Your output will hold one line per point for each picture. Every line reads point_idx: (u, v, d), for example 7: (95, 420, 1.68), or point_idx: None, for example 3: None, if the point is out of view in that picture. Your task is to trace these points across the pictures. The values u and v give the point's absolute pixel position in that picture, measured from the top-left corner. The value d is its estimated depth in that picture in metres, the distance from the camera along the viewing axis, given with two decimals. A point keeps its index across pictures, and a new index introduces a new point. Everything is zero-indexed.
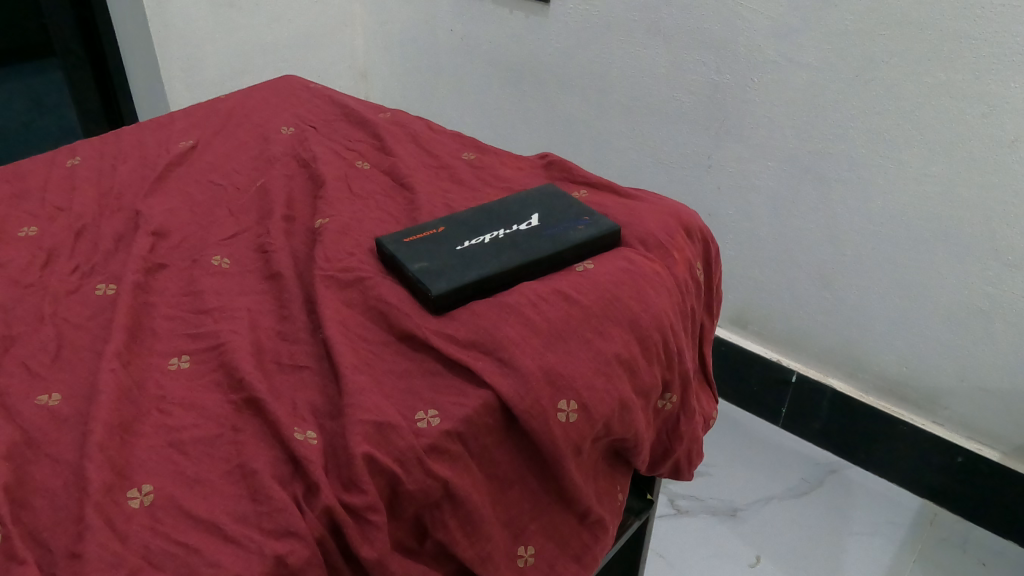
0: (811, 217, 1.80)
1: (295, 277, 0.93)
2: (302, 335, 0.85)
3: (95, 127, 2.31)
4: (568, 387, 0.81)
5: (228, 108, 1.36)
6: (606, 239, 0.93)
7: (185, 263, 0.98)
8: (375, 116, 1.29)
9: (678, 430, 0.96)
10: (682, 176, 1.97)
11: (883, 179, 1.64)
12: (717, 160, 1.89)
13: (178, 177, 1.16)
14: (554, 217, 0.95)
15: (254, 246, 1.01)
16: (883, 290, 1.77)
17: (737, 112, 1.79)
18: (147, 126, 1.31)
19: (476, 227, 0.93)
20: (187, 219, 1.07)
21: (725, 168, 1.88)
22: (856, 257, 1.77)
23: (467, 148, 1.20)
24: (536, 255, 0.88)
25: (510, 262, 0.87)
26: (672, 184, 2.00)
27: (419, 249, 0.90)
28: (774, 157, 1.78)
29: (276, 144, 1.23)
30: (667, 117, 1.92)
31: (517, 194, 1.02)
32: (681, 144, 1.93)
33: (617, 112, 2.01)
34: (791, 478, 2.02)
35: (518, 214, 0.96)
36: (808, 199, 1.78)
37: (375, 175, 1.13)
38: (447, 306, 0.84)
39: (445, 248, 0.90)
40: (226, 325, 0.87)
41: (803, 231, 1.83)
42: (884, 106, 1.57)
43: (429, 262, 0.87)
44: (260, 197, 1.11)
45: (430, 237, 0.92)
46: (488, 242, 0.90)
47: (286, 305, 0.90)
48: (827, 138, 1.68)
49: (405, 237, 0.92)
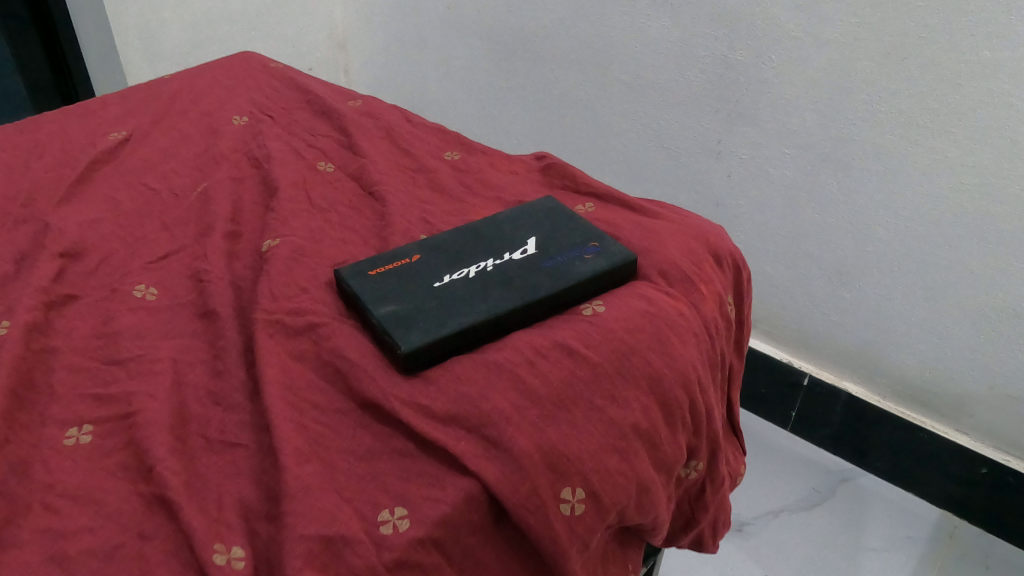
0: (829, 209, 1.55)
1: (234, 315, 0.75)
2: (237, 398, 0.68)
3: (47, 101, 2.07)
4: (573, 472, 0.63)
5: (172, 91, 1.16)
6: (618, 272, 0.75)
7: (100, 293, 0.80)
8: (343, 105, 1.10)
9: (703, 500, 0.80)
10: (688, 163, 1.74)
11: (913, 168, 1.39)
12: (728, 145, 1.64)
13: (104, 179, 0.97)
14: (554, 242, 0.77)
15: (187, 271, 0.82)
16: (907, 286, 1.53)
17: (752, 94, 1.54)
18: (76, 114, 1.12)
19: (458, 256, 0.75)
20: (109, 233, 0.88)
21: (737, 155, 1.64)
22: (879, 255, 1.53)
23: (451, 145, 1.01)
24: (531, 295, 0.70)
25: (497, 305, 0.69)
26: (675, 173, 1.77)
27: (388, 286, 0.72)
28: (792, 144, 1.54)
29: (224, 138, 1.04)
30: (671, 99, 1.68)
31: (510, 210, 0.84)
32: (688, 128, 1.69)
33: (617, 92, 1.78)
34: (802, 488, 1.78)
35: (511, 237, 0.78)
36: (828, 190, 1.53)
37: (340, 179, 0.94)
38: (421, 365, 0.66)
39: (420, 284, 0.72)
40: (142, 382, 0.69)
41: (820, 224, 1.59)
42: (919, 88, 1.32)
43: (398, 305, 0.69)
44: (200, 205, 0.92)
45: (401, 269, 0.74)
46: (473, 276, 0.72)
47: (221, 354, 0.72)
48: (851, 125, 1.43)
49: (370, 269, 0.74)
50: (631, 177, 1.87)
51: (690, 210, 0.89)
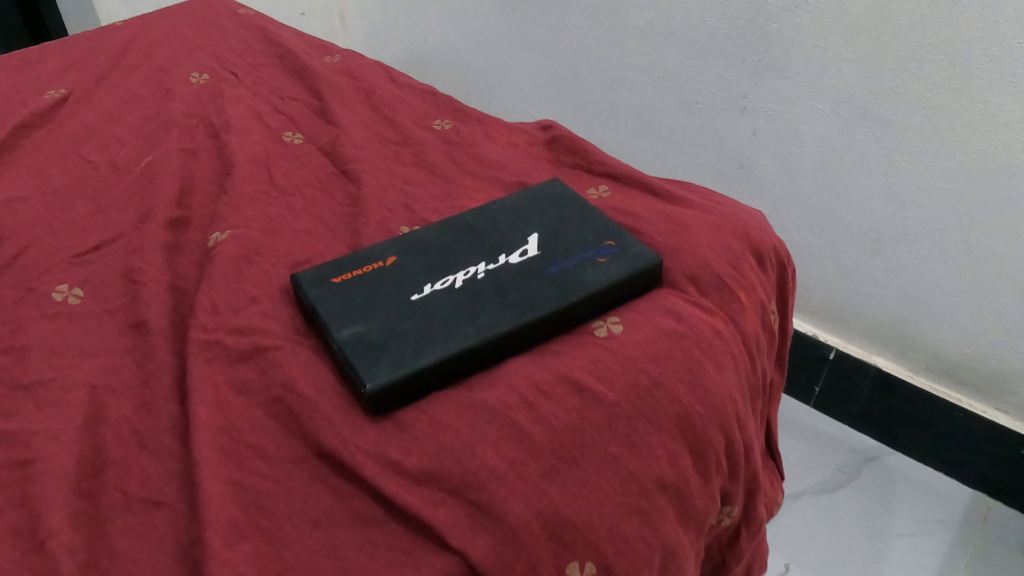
0: (863, 166, 1.18)
1: (170, 330, 0.62)
2: (167, 439, 0.54)
3: None
4: (582, 543, 0.50)
5: (123, 40, 1.01)
6: (640, 279, 0.61)
7: (13, 294, 0.66)
8: (319, 62, 0.95)
9: (737, 546, 0.67)
10: (712, 122, 1.36)
11: (969, 119, 1.03)
12: (754, 101, 1.27)
13: (33, 148, 0.83)
14: (561, 241, 0.63)
15: (120, 268, 0.69)
16: (948, 241, 1.15)
17: (784, 42, 1.18)
18: (11, 66, 0.96)
19: (442, 260, 0.61)
20: (30, 217, 0.74)
21: (764, 111, 1.26)
22: (918, 216, 1.16)
23: (441, 110, 0.87)
24: (531, 312, 0.56)
25: (490, 325, 0.55)
26: (691, 133, 1.41)
27: (354, 298, 0.58)
28: (825, 97, 1.17)
29: (178, 100, 0.89)
30: (694, 49, 1.31)
31: (509, 197, 0.69)
32: (710, 83, 1.32)
33: (635, 41, 1.41)
34: (820, 468, 1.37)
35: (508, 234, 0.64)
36: (866, 148, 1.16)
37: (308, 153, 0.79)
38: (393, 404, 0.53)
39: (395, 297, 0.58)
40: (50, 415, 0.56)
41: (850, 183, 1.21)
42: (983, 24, 0.97)
43: (365, 324, 0.56)
44: (142, 182, 0.78)
45: (372, 276, 0.60)
46: (460, 285, 0.59)
47: (150, 380, 0.59)
48: (896, 80, 1.08)
49: (334, 275, 0.60)
50: (647, 132, 1.49)
51: (725, 197, 0.75)
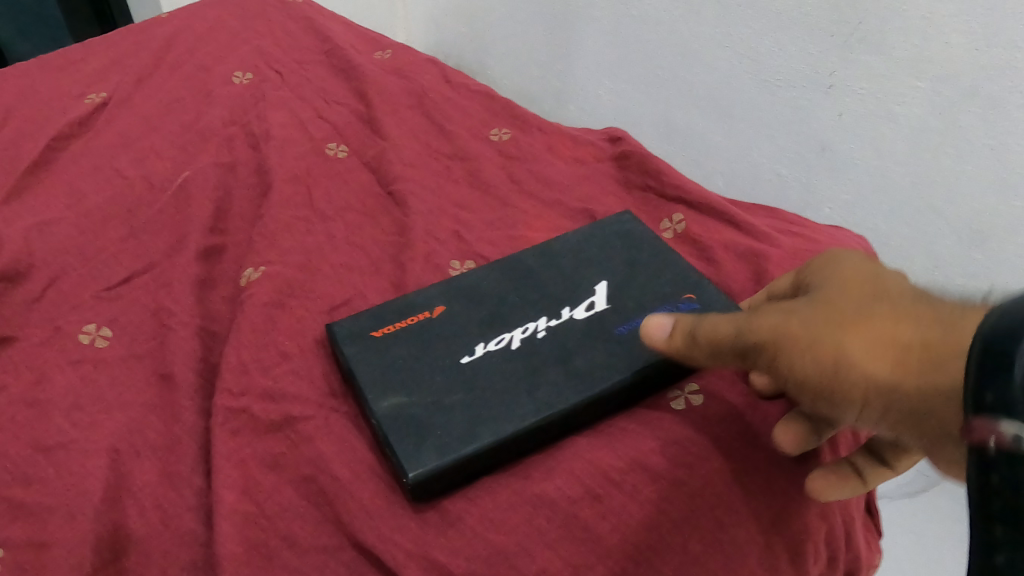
0: (973, 168, 0.77)
1: (197, 386, 0.57)
2: (192, 518, 0.50)
3: None
4: None
5: (166, 35, 0.95)
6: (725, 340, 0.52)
7: (40, 334, 0.62)
8: (368, 61, 0.88)
9: None
10: (790, 100, 0.93)
11: None
12: (844, 76, 0.85)
13: (68, 162, 0.78)
14: (632, 293, 0.55)
15: (150, 304, 0.64)
16: None
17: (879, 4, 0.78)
18: (51, 66, 0.92)
19: (499, 313, 0.54)
20: (59, 242, 0.69)
21: (854, 91, 0.85)
22: None
23: (499, 117, 0.79)
24: (598, 385, 0.49)
25: (549, 403, 0.48)
26: (758, 111, 0.98)
27: (395, 359, 0.51)
28: (924, 71, 0.77)
29: (218, 104, 0.82)
30: (773, 18, 0.89)
31: (572, 235, 0.61)
32: (789, 48, 0.89)
33: (709, 11, 0.97)
34: None
35: (573, 283, 0.56)
36: (972, 133, 0.76)
37: (353, 168, 0.72)
38: (437, 491, 0.46)
39: (441, 359, 0.51)
40: (68, 486, 0.51)
41: (960, 188, 0.79)
42: None
43: (404, 394, 0.49)
44: (177, 200, 0.72)
45: (417, 331, 0.53)
46: (517, 346, 0.51)
47: (176, 445, 0.54)
48: (1015, 48, 0.69)
49: (374, 328, 0.54)
50: (716, 112, 1.05)
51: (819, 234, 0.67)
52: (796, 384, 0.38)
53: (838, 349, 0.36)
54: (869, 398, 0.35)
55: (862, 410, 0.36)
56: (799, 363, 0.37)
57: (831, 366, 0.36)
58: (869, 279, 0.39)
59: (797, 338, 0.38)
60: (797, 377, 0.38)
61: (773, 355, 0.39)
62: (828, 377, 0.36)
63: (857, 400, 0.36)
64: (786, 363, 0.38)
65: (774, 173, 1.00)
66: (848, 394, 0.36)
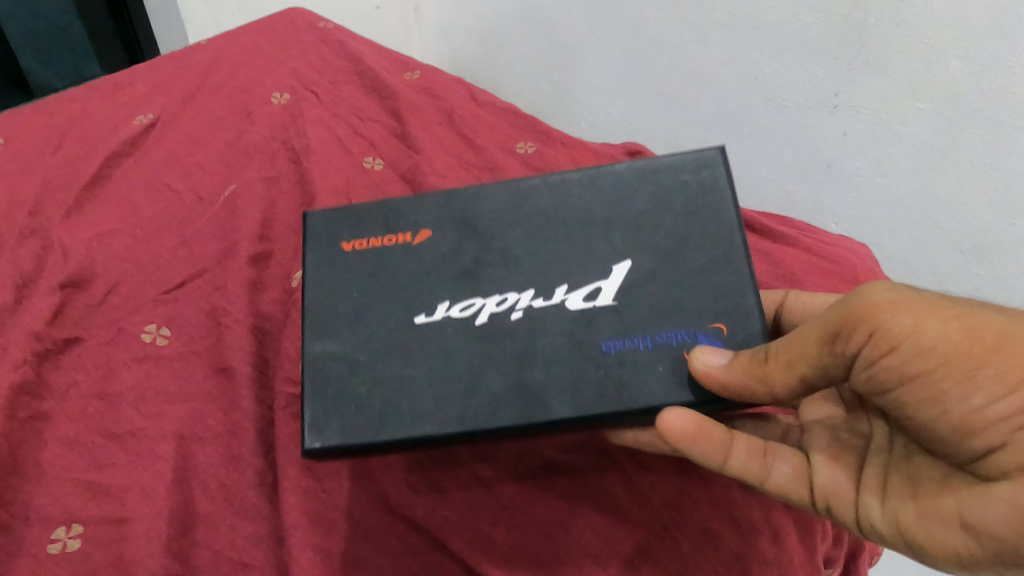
0: (973, 184, 0.82)
1: (254, 376, 0.61)
2: (254, 496, 0.55)
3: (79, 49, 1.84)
4: None
5: (207, 60, 1.00)
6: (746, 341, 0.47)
7: (105, 334, 0.67)
8: (399, 80, 0.93)
9: None
10: (798, 120, 0.98)
11: None
12: (848, 99, 0.90)
13: (122, 178, 0.84)
14: (647, 292, 0.49)
15: (205, 305, 0.69)
16: None
17: (882, 33, 0.83)
18: (99, 89, 0.98)
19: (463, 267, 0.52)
20: (117, 251, 0.75)
21: (858, 111, 0.90)
22: None
23: (525, 132, 0.85)
24: (551, 411, 0.46)
25: (489, 409, 0.46)
26: (769, 131, 1.03)
27: (344, 301, 0.50)
28: (925, 93, 0.82)
29: (259, 123, 0.88)
30: (781, 43, 0.94)
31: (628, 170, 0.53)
32: (797, 73, 0.94)
33: (717, 38, 1.03)
34: None
35: (578, 258, 0.50)
36: (973, 154, 0.80)
37: (389, 180, 0.78)
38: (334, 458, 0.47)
39: (391, 319, 0.49)
40: (140, 469, 0.56)
41: (959, 204, 0.84)
42: None
43: (339, 343, 0.48)
44: (226, 211, 0.77)
45: (376, 271, 0.51)
46: (482, 321, 0.49)
47: (237, 431, 0.59)
48: (1009, 73, 0.74)
49: (346, 238, 0.53)
50: (724, 131, 1.10)
51: (826, 240, 0.72)
52: (911, 355, 0.37)
53: (990, 328, 0.36)
54: (1009, 386, 0.35)
55: (985, 394, 0.36)
56: (933, 331, 0.37)
57: (976, 347, 0.36)
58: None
59: (939, 315, 0.37)
60: (925, 347, 0.37)
61: (896, 309, 0.38)
62: (973, 349, 0.36)
63: (988, 380, 0.36)
64: (912, 328, 0.37)
65: (783, 189, 1.06)
66: (982, 373, 0.36)
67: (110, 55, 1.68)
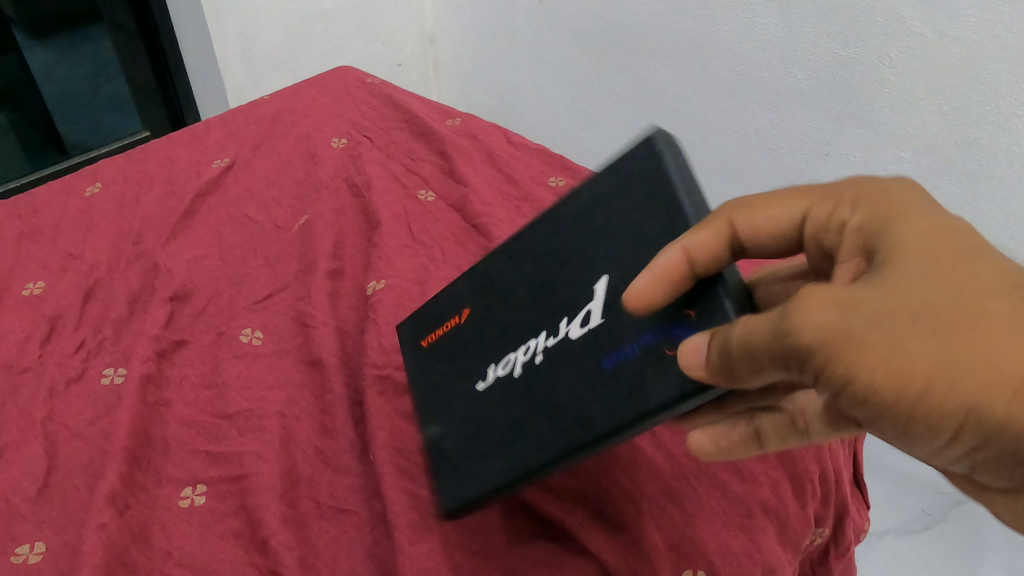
0: None
1: (340, 365, 0.74)
2: (347, 459, 0.67)
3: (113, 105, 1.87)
4: (694, 553, 0.59)
5: (271, 111, 1.14)
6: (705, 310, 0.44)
7: (210, 337, 0.80)
8: (443, 126, 1.08)
9: (826, 564, 0.73)
10: (793, 163, 1.12)
11: None
12: (842, 147, 1.04)
13: (208, 211, 0.97)
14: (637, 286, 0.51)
15: (291, 313, 0.82)
16: None
17: (866, 90, 0.97)
18: (177, 138, 1.11)
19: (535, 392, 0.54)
20: (212, 271, 0.88)
21: (848, 158, 1.04)
22: None
23: (555, 169, 1.00)
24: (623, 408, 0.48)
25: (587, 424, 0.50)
26: (769, 175, 1.16)
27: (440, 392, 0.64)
28: (906, 143, 0.96)
29: (324, 163, 1.02)
30: (777, 98, 1.09)
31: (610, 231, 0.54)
32: (794, 125, 1.08)
33: (719, 94, 1.17)
34: (904, 502, 1.14)
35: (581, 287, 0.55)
36: (950, 196, 0.94)
37: (442, 210, 0.92)
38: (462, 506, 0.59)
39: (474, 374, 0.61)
40: (252, 439, 0.68)
41: None
42: None
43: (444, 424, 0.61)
44: (303, 238, 0.91)
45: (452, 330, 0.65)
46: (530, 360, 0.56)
47: (329, 408, 0.71)
48: (979, 128, 0.88)
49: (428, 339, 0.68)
50: (726, 175, 1.24)
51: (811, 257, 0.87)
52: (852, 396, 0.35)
53: (916, 372, 0.33)
54: (947, 435, 0.34)
55: (932, 444, 0.35)
56: (863, 380, 0.34)
57: (922, 393, 0.33)
58: (950, 289, 0.34)
59: (872, 344, 0.34)
60: (874, 395, 0.34)
61: (842, 358, 0.34)
62: (908, 406, 0.33)
63: (925, 430, 0.34)
64: (847, 376, 0.35)
65: None
66: (916, 426, 0.34)
67: (153, 115, 1.74)
